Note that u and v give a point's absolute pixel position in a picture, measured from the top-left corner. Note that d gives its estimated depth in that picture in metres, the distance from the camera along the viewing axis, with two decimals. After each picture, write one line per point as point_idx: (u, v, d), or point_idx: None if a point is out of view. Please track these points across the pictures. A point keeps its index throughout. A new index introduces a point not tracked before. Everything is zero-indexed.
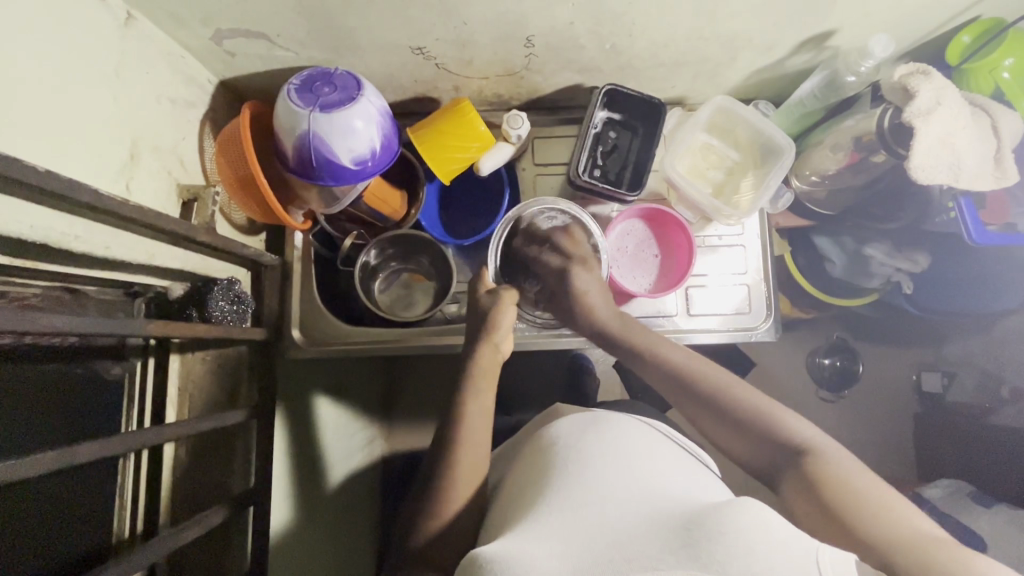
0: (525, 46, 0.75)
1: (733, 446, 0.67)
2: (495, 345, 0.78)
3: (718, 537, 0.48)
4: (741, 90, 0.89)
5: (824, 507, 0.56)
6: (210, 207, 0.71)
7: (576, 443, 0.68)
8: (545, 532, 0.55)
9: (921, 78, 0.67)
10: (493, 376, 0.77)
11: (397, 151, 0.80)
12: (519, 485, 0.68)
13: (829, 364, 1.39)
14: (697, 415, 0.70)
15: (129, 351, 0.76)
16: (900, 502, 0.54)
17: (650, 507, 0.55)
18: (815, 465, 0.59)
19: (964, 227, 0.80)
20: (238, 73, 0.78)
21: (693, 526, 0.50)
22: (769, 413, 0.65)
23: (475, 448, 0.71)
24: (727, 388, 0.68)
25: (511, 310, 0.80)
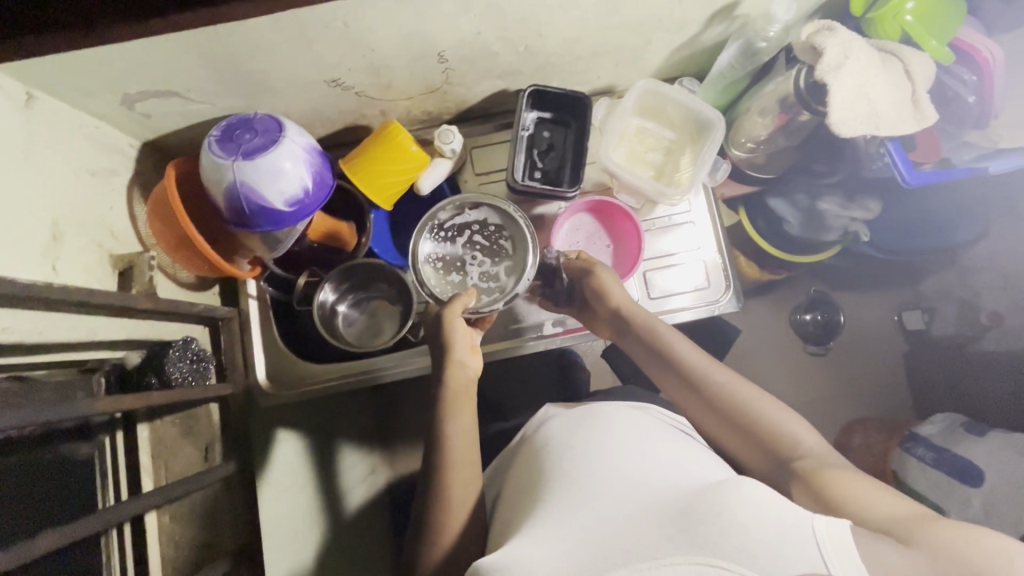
0: (439, 62, 0.75)
1: (741, 452, 0.72)
2: (458, 362, 0.76)
3: (713, 520, 0.51)
4: (667, 70, 0.90)
5: (813, 496, 0.62)
6: (147, 271, 0.69)
7: (570, 441, 0.70)
8: (548, 531, 0.57)
9: (827, 34, 0.67)
10: (468, 395, 0.76)
11: (331, 185, 0.80)
12: (521, 490, 0.69)
13: (811, 319, 1.42)
14: (702, 416, 0.75)
15: (95, 428, 0.75)
16: (871, 490, 0.59)
17: (643, 492, 0.58)
18: (815, 468, 0.64)
19: (897, 171, 0.79)
20: (159, 132, 0.77)
21: (688, 511, 0.54)
22: (773, 422, 0.70)
23: (465, 466, 0.71)
24: (733, 391, 0.73)
25: (458, 323, 0.77)
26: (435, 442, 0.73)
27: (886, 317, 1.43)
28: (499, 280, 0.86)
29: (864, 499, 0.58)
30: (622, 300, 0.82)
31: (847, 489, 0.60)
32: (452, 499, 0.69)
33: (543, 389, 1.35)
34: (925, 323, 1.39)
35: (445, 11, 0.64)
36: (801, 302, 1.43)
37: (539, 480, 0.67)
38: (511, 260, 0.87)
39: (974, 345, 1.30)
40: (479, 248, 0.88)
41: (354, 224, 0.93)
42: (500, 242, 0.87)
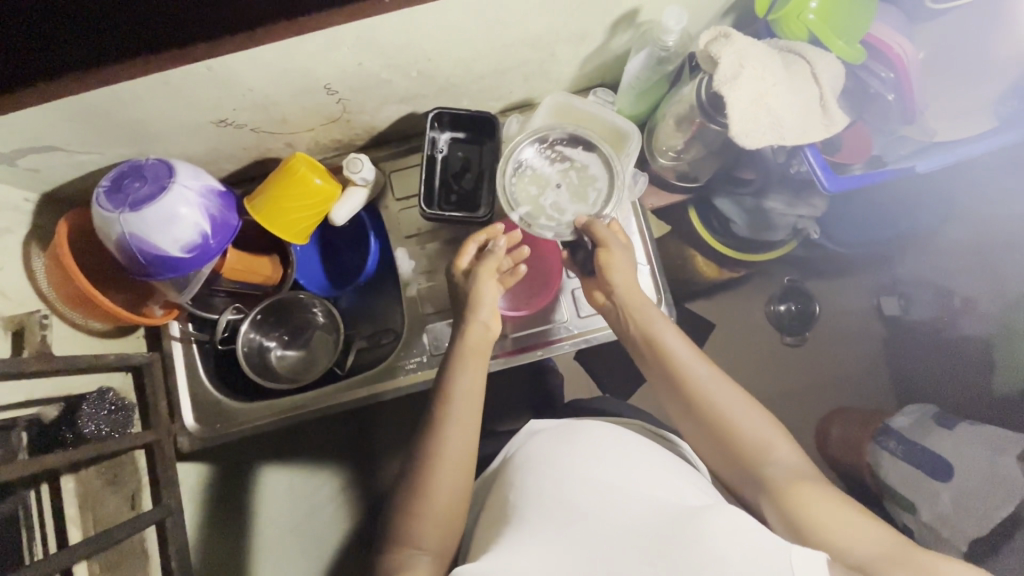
0: (329, 94, 0.72)
1: (715, 461, 0.70)
2: (480, 321, 0.75)
3: (695, 545, 0.53)
4: (584, 79, 0.86)
5: (785, 520, 0.61)
6: (39, 331, 0.67)
7: (551, 457, 0.68)
8: (526, 545, 0.58)
9: (722, 42, 0.64)
10: (481, 355, 0.75)
11: (236, 225, 0.79)
12: (495, 511, 0.68)
13: (785, 310, 1.35)
14: (681, 416, 0.72)
15: (15, 484, 0.72)
16: (843, 521, 0.58)
17: (624, 505, 0.60)
18: (788, 488, 0.63)
19: (816, 177, 0.74)
20: (55, 184, 0.75)
21: (669, 535, 0.55)
22: (754, 437, 0.67)
23: (467, 429, 0.70)
24: (717, 400, 0.69)
25: (487, 286, 0.76)
26: (439, 395, 0.72)
27: (863, 302, 1.35)
28: (565, 216, 0.75)
29: (836, 525, 0.58)
30: (621, 283, 0.75)
31: (817, 510, 0.60)
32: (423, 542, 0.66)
33: (508, 400, 1.33)
34: (901, 310, 1.32)
35: (314, 47, 0.62)
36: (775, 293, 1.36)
37: (506, 506, 0.66)
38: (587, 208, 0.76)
39: (952, 329, 1.25)
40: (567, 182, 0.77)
41: (277, 257, 0.92)
42: (589, 183, 0.76)
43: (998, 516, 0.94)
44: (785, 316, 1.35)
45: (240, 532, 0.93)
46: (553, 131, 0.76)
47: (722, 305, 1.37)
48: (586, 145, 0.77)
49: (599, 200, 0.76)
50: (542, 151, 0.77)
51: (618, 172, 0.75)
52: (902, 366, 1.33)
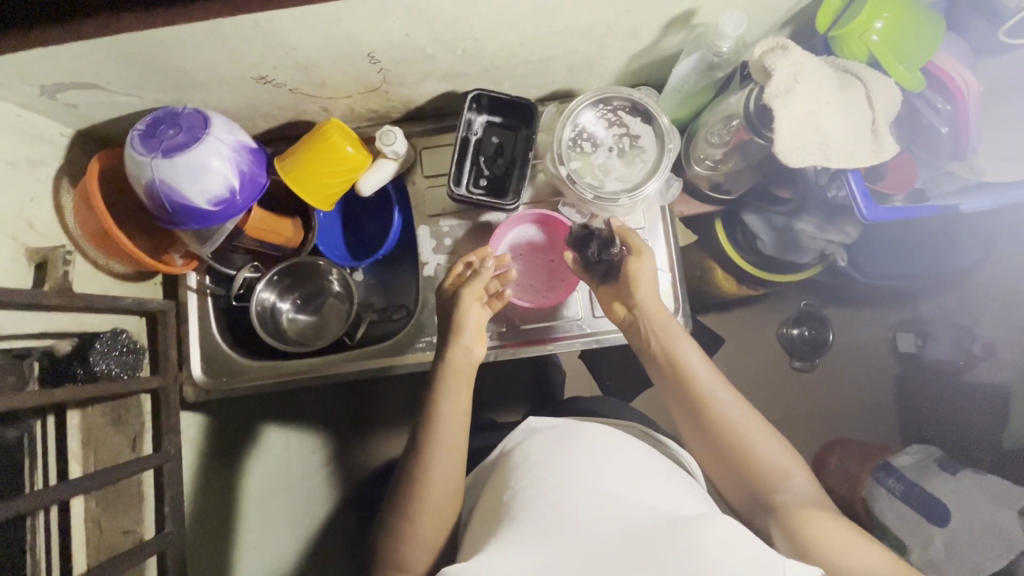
0: (372, 63, 0.71)
1: (721, 480, 0.70)
2: (464, 346, 0.77)
3: (694, 552, 0.53)
4: (629, 77, 0.84)
5: (793, 543, 0.62)
6: (60, 267, 0.67)
7: (547, 460, 0.67)
8: (519, 546, 0.58)
9: (779, 53, 0.62)
10: (467, 377, 0.76)
11: (264, 184, 0.78)
12: (492, 506, 0.68)
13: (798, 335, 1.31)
14: (694, 437, 0.72)
15: (24, 412, 0.77)
16: (853, 548, 0.59)
17: (616, 516, 0.59)
18: (797, 512, 0.63)
19: (856, 203, 0.71)
20: (91, 121, 0.75)
21: (658, 541, 0.55)
22: (766, 460, 0.67)
23: (456, 449, 0.72)
24: (733, 420, 0.69)
25: (471, 310, 0.78)
26: (427, 418, 0.73)
27: (877, 338, 1.30)
28: (606, 184, 0.78)
29: (851, 554, 0.58)
30: (646, 298, 0.76)
31: (830, 541, 0.60)
32: (412, 538, 0.68)
33: None
34: (917, 348, 1.28)
35: (364, 13, 0.61)
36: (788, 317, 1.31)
37: (501, 506, 0.66)
38: (631, 181, 0.78)
39: (965, 375, 1.23)
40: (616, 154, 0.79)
41: (300, 221, 0.92)
42: (639, 159, 0.79)
43: (989, 568, 0.93)
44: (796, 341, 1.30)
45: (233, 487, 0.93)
46: (620, 100, 0.78)
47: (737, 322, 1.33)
48: (646, 116, 0.78)
49: (642, 177, 0.78)
50: (606, 115, 0.79)
51: (668, 150, 0.77)
52: (911, 407, 1.28)
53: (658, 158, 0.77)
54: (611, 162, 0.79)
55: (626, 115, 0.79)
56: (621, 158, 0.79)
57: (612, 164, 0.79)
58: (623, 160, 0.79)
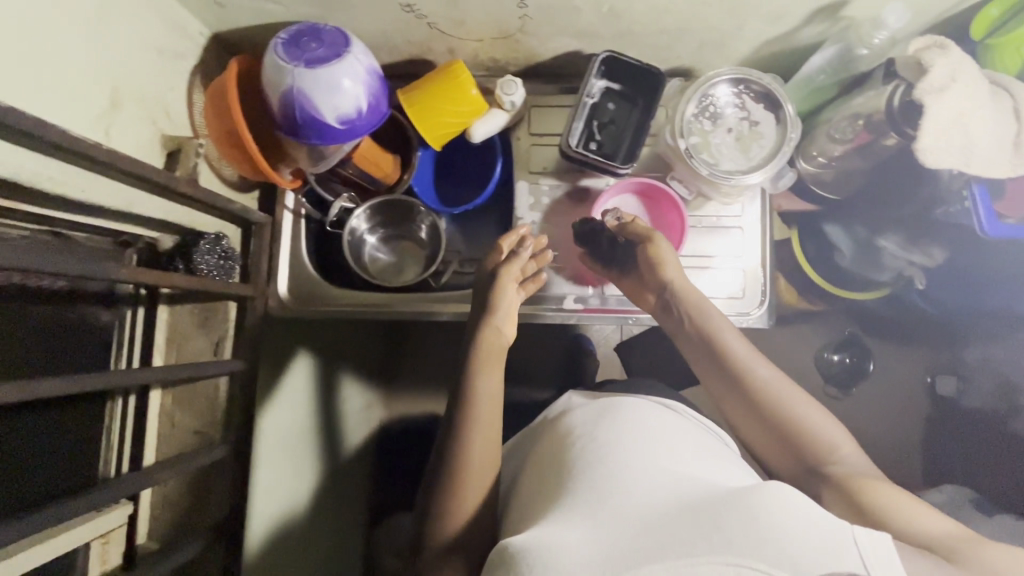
0: (518, 7, 0.72)
1: (766, 450, 0.70)
2: (495, 326, 0.76)
3: (745, 521, 0.47)
4: (751, 64, 0.85)
5: (843, 499, 0.60)
6: (193, 157, 0.69)
7: (593, 432, 0.67)
8: (570, 517, 0.54)
9: (937, 52, 0.62)
10: (500, 356, 0.75)
11: (386, 113, 0.79)
12: (540, 483, 0.65)
13: (838, 361, 1.28)
14: (739, 414, 0.72)
15: (120, 299, 0.79)
16: (906, 500, 0.57)
17: (669, 490, 0.55)
18: (846, 473, 0.63)
19: (976, 218, 0.75)
20: (230, 26, 0.77)
21: (720, 507, 0.49)
22: (810, 427, 0.67)
23: (490, 430, 0.69)
24: (771, 388, 0.70)
25: (507, 288, 0.78)
26: (461, 398, 0.71)
27: (915, 376, 1.28)
28: (720, 162, 0.79)
29: (909, 511, 0.56)
30: (675, 278, 0.78)
31: (882, 494, 0.58)
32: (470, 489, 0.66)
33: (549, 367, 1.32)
34: (956, 392, 1.22)
35: None
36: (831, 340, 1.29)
37: (552, 474, 0.64)
38: (745, 164, 0.79)
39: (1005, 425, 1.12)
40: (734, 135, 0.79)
41: (400, 159, 0.93)
42: (757, 144, 0.79)
43: None
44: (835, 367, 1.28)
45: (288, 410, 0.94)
46: (751, 82, 0.78)
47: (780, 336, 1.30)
48: (772, 104, 0.78)
49: (757, 162, 0.79)
50: (734, 96, 0.80)
51: (788, 139, 0.77)
52: (940, 451, 1.25)
53: (777, 146, 0.78)
54: (729, 142, 0.79)
55: (753, 98, 0.79)
56: (739, 140, 0.79)
57: (729, 144, 0.79)
58: (741, 141, 0.79)
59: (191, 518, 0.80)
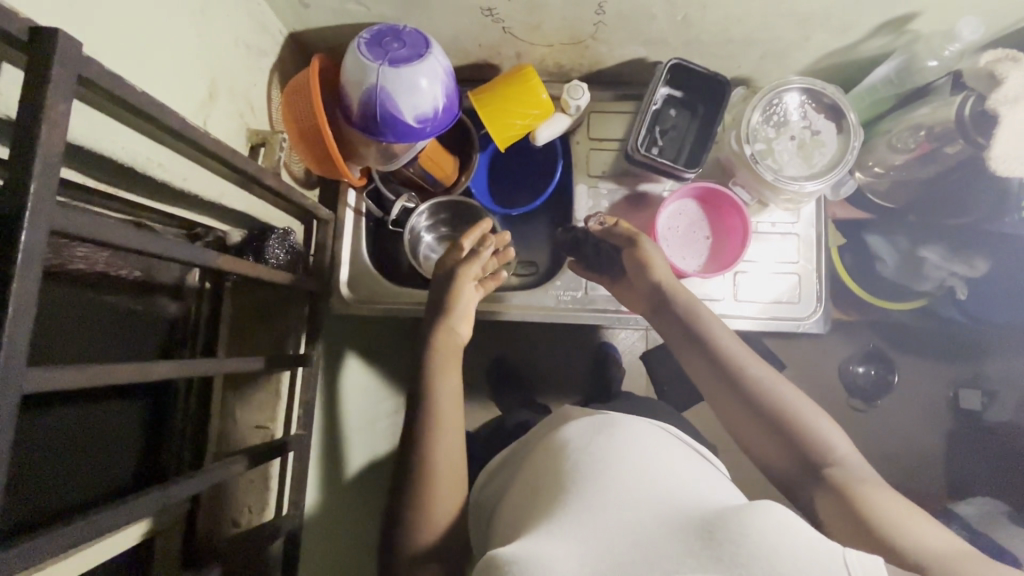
0: (596, 13, 0.74)
1: (762, 452, 0.68)
2: (450, 328, 0.77)
3: (742, 540, 0.45)
4: (808, 76, 0.87)
5: (843, 510, 0.58)
6: (277, 152, 0.72)
7: (583, 433, 0.61)
8: (563, 528, 0.49)
9: (1011, 64, 0.64)
10: (455, 358, 0.76)
11: (457, 114, 0.81)
12: (523, 488, 0.61)
13: (863, 373, 1.28)
14: (734, 415, 0.69)
15: (187, 292, 0.78)
16: (901, 515, 0.55)
17: (662, 501, 0.51)
18: (845, 479, 0.61)
19: None
20: (309, 26, 0.78)
21: (710, 527, 0.47)
22: (811, 429, 0.65)
23: (451, 430, 0.70)
24: (771, 389, 0.68)
25: (465, 289, 0.79)
26: (420, 400, 0.72)
27: (937, 391, 1.27)
28: (782, 168, 0.81)
29: (904, 524, 0.55)
30: (665, 278, 0.78)
31: (881, 504, 0.57)
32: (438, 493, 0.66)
33: (579, 373, 1.31)
34: (980, 406, 1.22)
35: None
36: (853, 355, 1.29)
37: (541, 477, 0.59)
38: (807, 172, 0.80)
39: None
40: (797, 142, 0.81)
41: (459, 161, 0.94)
42: (819, 153, 0.81)
43: None
44: (860, 379, 1.28)
45: (332, 410, 0.93)
46: (819, 92, 0.80)
47: (805, 347, 1.30)
48: (836, 114, 0.80)
49: (820, 170, 0.80)
50: (799, 106, 0.82)
51: (851, 147, 0.79)
52: (965, 466, 1.25)
53: (839, 155, 0.80)
54: (790, 149, 0.81)
55: (818, 108, 0.81)
56: (801, 148, 0.81)
57: (792, 151, 0.81)
58: (803, 149, 0.81)
59: (251, 517, 0.79)
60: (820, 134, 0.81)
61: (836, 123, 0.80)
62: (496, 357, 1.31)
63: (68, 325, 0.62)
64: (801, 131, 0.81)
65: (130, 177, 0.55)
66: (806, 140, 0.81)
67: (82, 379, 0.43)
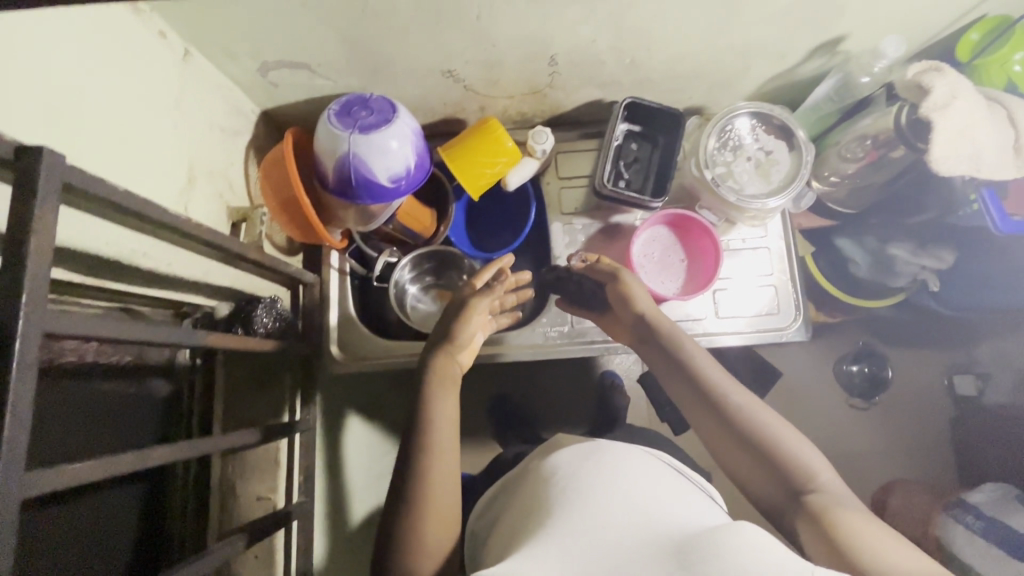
0: (549, 65, 0.79)
1: (750, 480, 0.69)
2: (454, 358, 0.78)
3: (713, 559, 0.48)
4: (756, 99, 0.92)
5: (823, 536, 0.59)
6: (258, 226, 0.75)
7: (578, 470, 0.63)
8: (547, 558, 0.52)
9: (934, 74, 0.70)
10: (454, 384, 0.76)
11: (429, 169, 0.84)
12: (515, 522, 0.63)
13: (857, 371, 1.30)
14: (720, 443, 0.71)
15: (178, 370, 0.78)
16: (878, 539, 0.56)
17: (639, 523, 0.54)
18: (826, 505, 0.62)
19: (989, 217, 0.83)
20: (280, 103, 0.82)
21: (685, 547, 0.50)
22: (794, 456, 0.66)
23: (446, 455, 0.70)
24: (753, 416, 0.70)
25: (471, 320, 0.81)
26: (419, 426, 0.72)
27: (934, 381, 1.29)
28: (743, 188, 0.84)
29: (880, 547, 0.55)
30: (647, 310, 0.80)
31: (859, 530, 0.57)
32: (426, 527, 0.66)
33: (579, 405, 1.31)
34: (977, 391, 1.24)
35: (570, 15, 0.69)
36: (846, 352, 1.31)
37: (534, 513, 0.61)
38: (765, 190, 0.84)
39: None
40: (753, 163, 0.86)
41: (436, 212, 0.97)
42: (775, 171, 0.85)
43: None
44: (855, 378, 1.29)
45: (331, 472, 0.92)
46: (768, 115, 0.85)
47: (795, 353, 1.31)
48: (786, 134, 0.85)
49: (778, 186, 0.84)
50: (750, 129, 0.86)
51: (804, 162, 0.83)
52: (972, 454, 1.24)
53: (794, 172, 0.84)
54: (748, 170, 0.85)
55: (768, 130, 0.86)
56: (758, 168, 0.85)
57: (749, 172, 0.85)
58: (759, 169, 0.85)
59: None
60: (773, 154, 0.86)
61: (787, 142, 0.85)
62: (493, 397, 1.31)
63: (62, 420, 0.63)
64: (756, 152, 0.86)
65: (116, 270, 0.57)
66: (761, 161, 0.85)
67: (83, 475, 0.43)
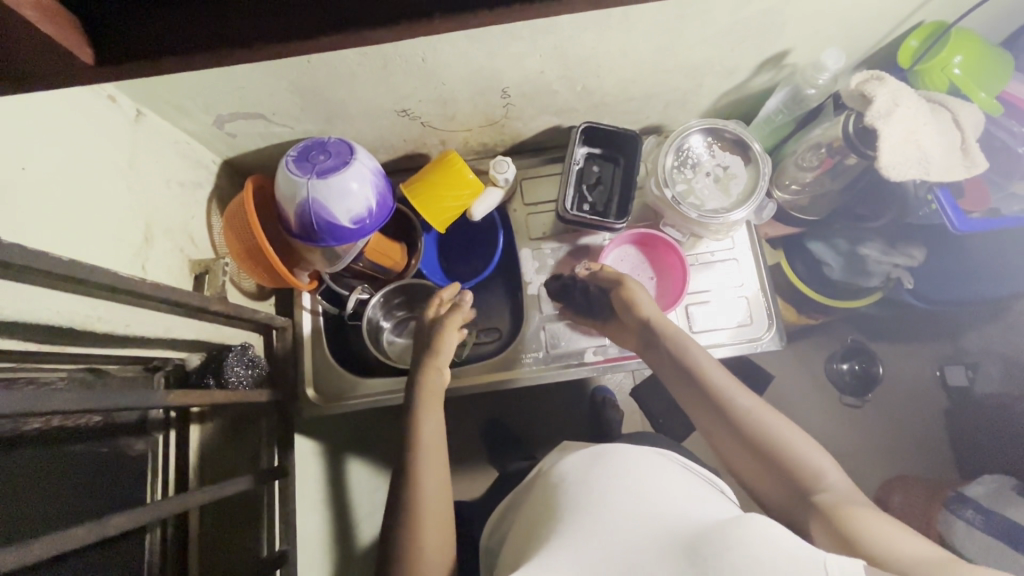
0: (502, 97, 0.80)
1: (761, 483, 0.67)
2: (436, 369, 0.78)
3: (724, 555, 0.47)
4: (713, 114, 0.94)
5: (834, 534, 0.56)
6: (221, 277, 0.75)
7: (586, 471, 0.62)
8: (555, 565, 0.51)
9: (876, 83, 0.71)
10: (437, 397, 0.76)
11: (392, 207, 0.85)
12: (526, 531, 0.62)
13: (848, 370, 1.28)
14: (729, 445, 0.69)
15: (152, 426, 0.75)
16: (894, 532, 0.53)
17: (652, 525, 0.53)
18: (836, 504, 0.59)
19: (946, 218, 0.83)
20: (240, 152, 0.83)
21: (699, 543, 0.50)
22: (805, 456, 0.64)
23: (440, 472, 0.69)
24: (759, 417, 0.68)
25: (448, 334, 0.81)
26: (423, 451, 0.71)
27: (924, 373, 1.28)
28: (704, 205, 0.85)
29: (889, 542, 0.52)
30: (652, 315, 0.79)
31: (870, 526, 0.55)
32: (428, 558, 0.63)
33: (571, 423, 1.30)
34: (968, 381, 1.22)
35: (515, 50, 0.70)
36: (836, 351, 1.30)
37: (541, 522, 0.60)
38: (726, 204, 0.85)
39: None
40: (712, 179, 0.87)
41: (406, 246, 0.98)
42: (735, 185, 0.86)
43: None
44: (846, 377, 1.27)
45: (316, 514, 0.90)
46: (722, 130, 0.86)
47: (783, 356, 1.31)
48: (742, 147, 0.86)
49: (738, 200, 0.85)
50: (706, 146, 0.88)
51: (762, 174, 0.84)
52: (969, 446, 1.22)
53: (752, 185, 0.85)
54: (708, 185, 0.86)
55: (723, 145, 0.87)
56: (717, 183, 0.86)
57: (709, 187, 0.86)
58: (719, 184, 0.86)
59: None
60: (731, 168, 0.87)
61: (743, 155, 0.86)
62: (483, 423, 1.29)
63: (31, 493, 0.58)
64: (714, 167, 0.87)
65: (71, 332, 0.57)
66: (719, 175, 0.87)
67: (25, 558, 0.42)
